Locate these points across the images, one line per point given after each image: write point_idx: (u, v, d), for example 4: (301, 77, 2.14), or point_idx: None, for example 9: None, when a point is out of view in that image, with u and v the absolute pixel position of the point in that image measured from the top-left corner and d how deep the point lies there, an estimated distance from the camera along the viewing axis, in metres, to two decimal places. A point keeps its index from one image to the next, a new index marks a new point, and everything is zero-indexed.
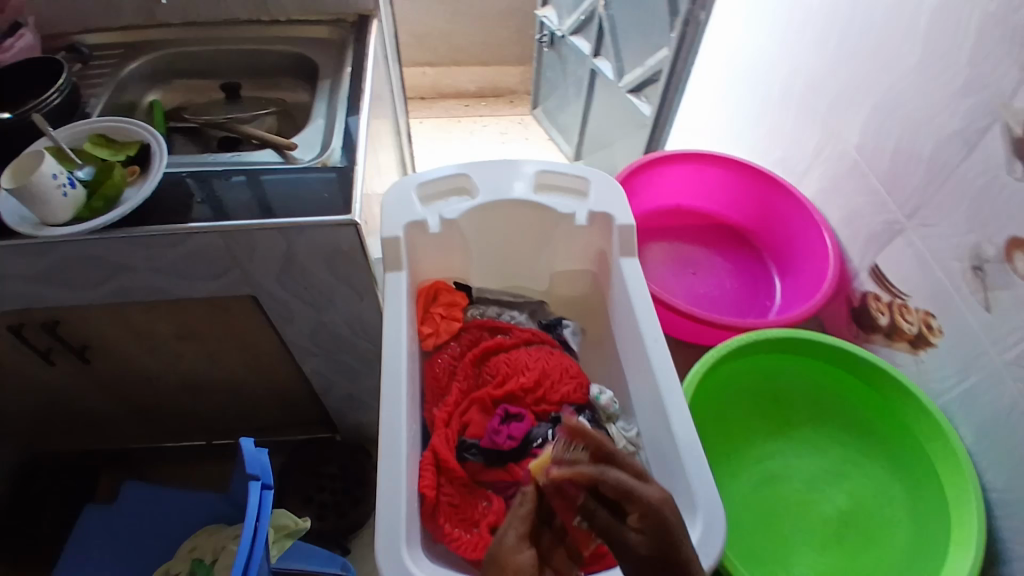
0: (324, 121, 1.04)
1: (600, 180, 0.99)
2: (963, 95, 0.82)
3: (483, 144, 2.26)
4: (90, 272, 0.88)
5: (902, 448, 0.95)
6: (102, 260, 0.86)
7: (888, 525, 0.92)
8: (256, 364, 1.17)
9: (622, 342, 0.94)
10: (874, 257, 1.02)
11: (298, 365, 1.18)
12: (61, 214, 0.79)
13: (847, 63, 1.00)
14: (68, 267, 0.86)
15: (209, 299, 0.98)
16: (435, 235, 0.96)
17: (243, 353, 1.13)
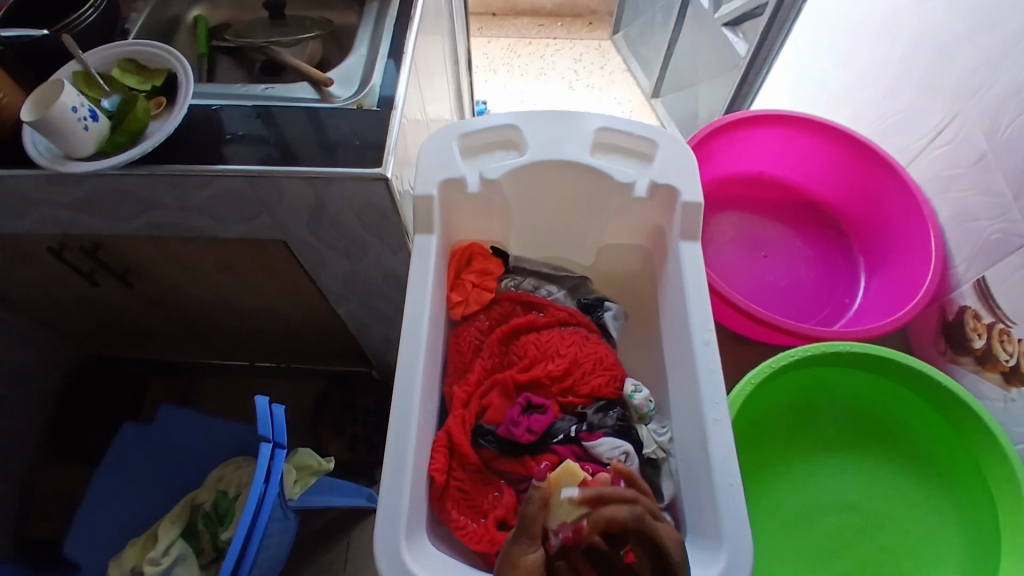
0: (366, 53, 0.94)
1: (668, 144, 0.85)
2: None
3: (553, 72, 2.08)
4: (121, 206, 0.86)
5: (968, 492, 0.86)
6: (130, 195, 0.83)
7: (929, 564, 0.85)
8: (290, 303, 1.16)
9: (667, 336, 0.85)
10: (982, 269, 0.85)
11: (332, 308, 1.15)
12: (85, 148, 0.76)
13: (997, 25, 0.79)
14: (98, 198, 0.84)
15: (242, 240, 0.95)
16: (473, 194, 0.87)
17: (276, 292, 1.11)
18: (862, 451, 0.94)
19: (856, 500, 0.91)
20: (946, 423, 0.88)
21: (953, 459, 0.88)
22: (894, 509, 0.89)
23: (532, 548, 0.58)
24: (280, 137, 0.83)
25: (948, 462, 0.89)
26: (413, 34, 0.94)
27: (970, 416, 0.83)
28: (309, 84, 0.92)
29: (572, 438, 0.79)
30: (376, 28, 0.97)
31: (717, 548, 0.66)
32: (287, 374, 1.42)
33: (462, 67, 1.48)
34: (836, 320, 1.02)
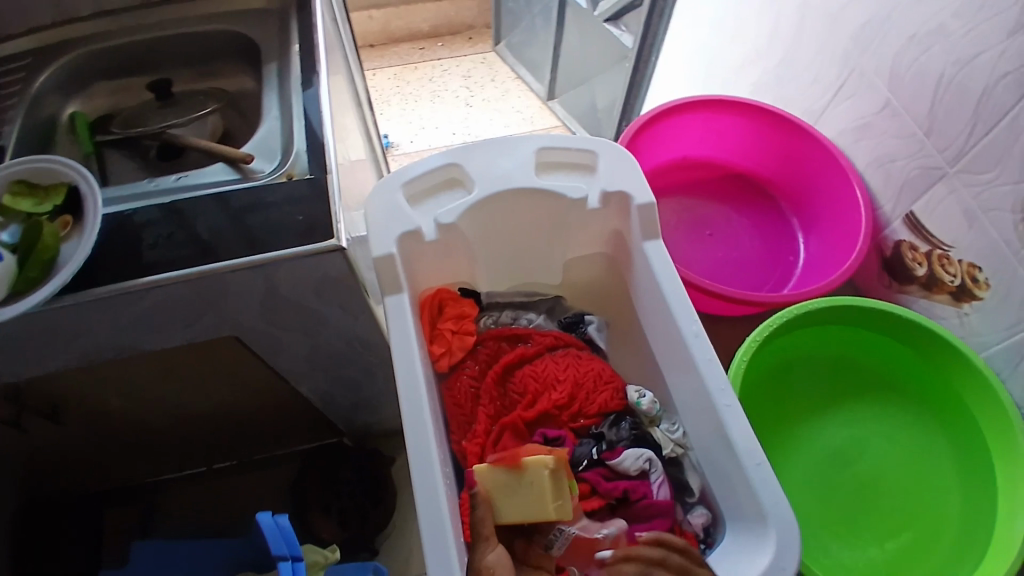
0: (281, 118, 0.89)
1: (608, 151, 0.87)
2: (1015, 32, 0.74)
3: (446, 92, 2.06)
4: (45, 343, 0.76)
5: (954, 420, 0.93)
6: (54, 328, 0.74)
7: (938, 481, 0.92)
8: (249, 395, 1.07)
9: (653, 335, 0.86)
10: (908, 205, 0.94)
11: (296, 388, 1.07)
12: None
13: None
14: (16, 342, 0.74)
15: (186, 345, 0.86)
16: (432, 242, 0.84)
17: (233, 388, 1.02)
18: (852, 401, 0.99)
19: (856, 448, 0.96)
20: (922, 358, 0.95)
21: (935, 391, 0.95)
22: (893, 451, 0.95)
23: (489, 549, 0.67)
24: (213, 229, 0.76)
25: (931, 395, 0.96)
26: (325, 88, 0.89)
27: (944, 348, 0.90)
28: (225, 163, 0.85)
29: (595, 460, 0.79)
30: (283, 89, 0.91)
31: (766, 529, 0.66)
32: (254, 466, 1.32)
33: (364, 106, 1.43)
34: (790, 278, 1.09)
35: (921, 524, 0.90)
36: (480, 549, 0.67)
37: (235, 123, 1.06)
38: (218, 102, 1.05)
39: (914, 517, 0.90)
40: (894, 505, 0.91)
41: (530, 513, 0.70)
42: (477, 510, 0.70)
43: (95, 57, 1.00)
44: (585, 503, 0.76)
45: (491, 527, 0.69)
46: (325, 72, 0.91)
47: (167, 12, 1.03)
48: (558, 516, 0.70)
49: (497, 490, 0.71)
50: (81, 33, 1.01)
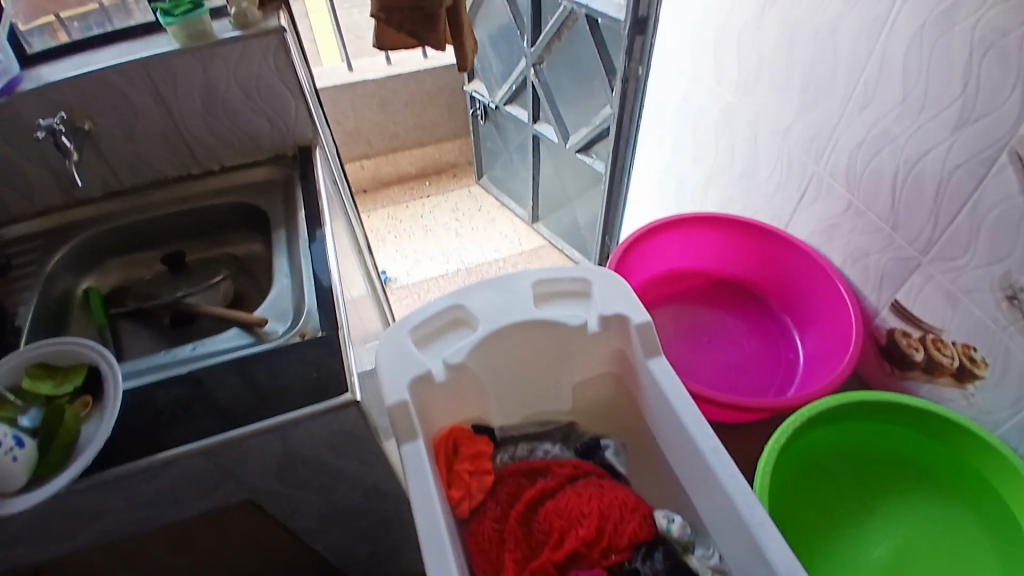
0: (291, 279, 0.94)
1: (599, 277, 0.92)
2: (957, 128, 0.79)
3: (438, 226, 2.18)
4: (64, 527, 0.76)
5: (1006, 545, 0.86)
6: (73, 511, 0.74)
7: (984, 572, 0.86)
8: (263, 561, 1.02)
9: (671, 454, 0.86)
10: (891, 293, 0.97)
11: (311, 547, 1.03)
12: (14, 479, 0.69)
13: (816, 105, 0.98)
14: (37, 528, 0.74)
15: (201, 515, 0.85)
16: (442, 383, 0.85)
17: (247, 553, 0.99)
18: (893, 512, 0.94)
19: (894, 563, 0.90)
20: (965, 468, 0.90)
21: (985, 509, 0.89)
22: (935, 565, 0.89)
23: None
24: (228, 394, 0.79)
25: (981, 514, 0.89)
26: (331, 247, 0.95)
27: (988, 454, 0.86)
28: (239, 328, 0.89)
29: None
30: (292, 250, 0.97)
31: None
32: None
33: (365, 253, 1.50)
34: (794, 378, 1.09)
35: None
36: None
37: (245, 284, 1.11)
38: (229, 269, 1.11)
39: None
40: None
41: None
42: None
43: (114, 234, 1.09)
44: None
45: None
46: (329, 232, 0.98)
47: (181, 190, 1.12)
48: None
49: None
50: (99, 212, 1.10)
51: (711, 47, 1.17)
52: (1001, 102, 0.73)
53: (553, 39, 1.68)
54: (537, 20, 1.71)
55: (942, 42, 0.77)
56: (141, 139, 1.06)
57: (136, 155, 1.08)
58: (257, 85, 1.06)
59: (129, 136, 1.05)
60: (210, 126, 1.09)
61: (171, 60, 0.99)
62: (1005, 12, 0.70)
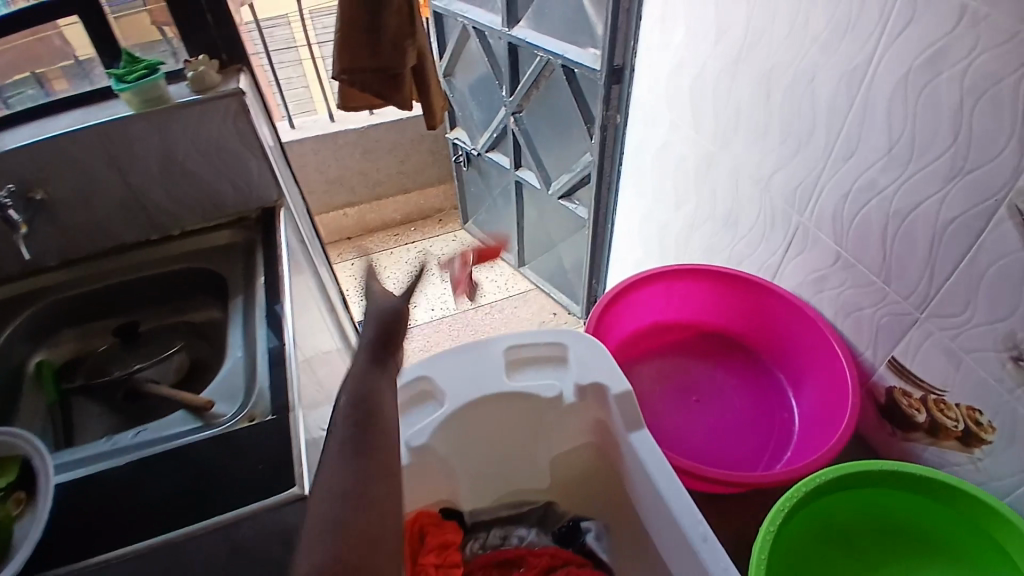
0: (244, 352, 0.87)
1: (577, 342, 0.85)
2: (948, 180, 0.74)
3: (424, 272, 2.08)
4: None
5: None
6: None
7: None
8: None
9: (660, 538, 0.77)
10: (888, 349, 0.91)
11: None
12: None
13: (797, 154, 0.94)
14: None
15: None
16: (408, 469, 0.78)
17: None
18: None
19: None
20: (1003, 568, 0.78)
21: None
22: None
23: None
24: (167, 488, 0.71)
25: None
26: (289, 318, 0.89)
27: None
28: (186, 410, 0.81)
29: None
30: (248, 320, 0.91)
31: None
32: None
33: (342, 313, 1.42)
34: (791, 439, 1.02)
35: None
36: None
37: (203, 353, 1.05)
38: (185, 340, 1.06)
39: None
40: None
41: None
42: None
43: (66, 304, 1.02)
44: None
45: None
46: (288, 301, 0.92)
47: (138, 258, 1.06)
48: None
49: None
50: (51, 282, 1.03)
51: (686, 96, 1.14)
52: (997, 154, 0.69)
53: (531, 89, 1.66)
54: (514, 70, 1.69)
55: (928, 92, 0.73)
56: (96, 204, 1.02)
57: (91, 221, 1.03)
58: (217, 147, 1.02)
59: (83, 202, 1.01)
60: (170, 191, 1.04)
61: (125, 124, 0.95)
62: (993, 62, 0.66)
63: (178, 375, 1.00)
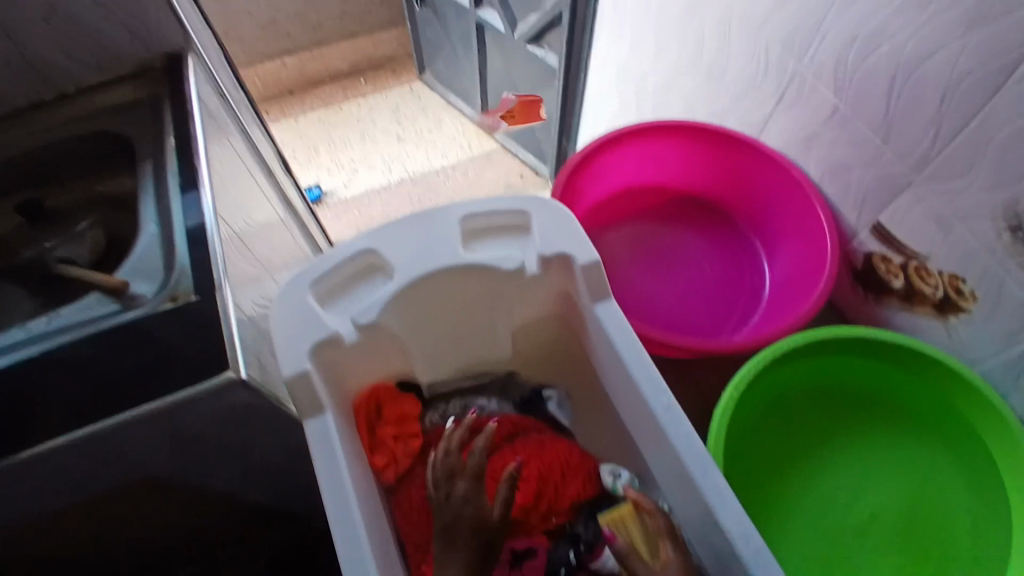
0: (159, 227, 0.73)
1: (542, 208, 0.76)
2: (972, 26, 0.66)
3: (376, 131, 1.86)
4: None
5: (986, 504, 0.77)
6: None
7: (946, 502, 0.80)
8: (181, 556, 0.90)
9: (621, 405, 0.76)
10: (876, 211, 0.87)
11: (243, 538, 0.91)
12: None
13: None
14: None
15: (85, 512, 0.72)
16: (353, 344, 0.74)
17: (152, 551, 0.85)
18: (865, 459, 0.84)
19: (856, 509, 0.81)
20: (952, 416, 0.81)
21: (969, 463, 0.79)
22: (899, 502, 0.81)
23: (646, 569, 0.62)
24: (87, 381, 0.64)
25: (963, 468, 0.80)
26: (209, 190, 0.76)
27: (984, 406, 0.76)
28: (100, 291, 0.68)
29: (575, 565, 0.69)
30: (159, 189, 0.76)
31: None
32: None
33: (286, 182, 1.28)
34: (758, 304, 1.00)
35: (944, 561, 0.77)
36: None
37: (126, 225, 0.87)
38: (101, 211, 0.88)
39: (934, 554, 0.77)
40: (908, 546, 0.78)
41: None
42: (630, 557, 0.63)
43: None
44: None
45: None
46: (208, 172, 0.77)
47: (34, 122, 0.86)
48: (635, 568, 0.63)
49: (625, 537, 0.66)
50: None
51: None
52: None
53: None
54: None
55: None
56: None
57: None
58: None
59: None
60: None
61: None
62: None
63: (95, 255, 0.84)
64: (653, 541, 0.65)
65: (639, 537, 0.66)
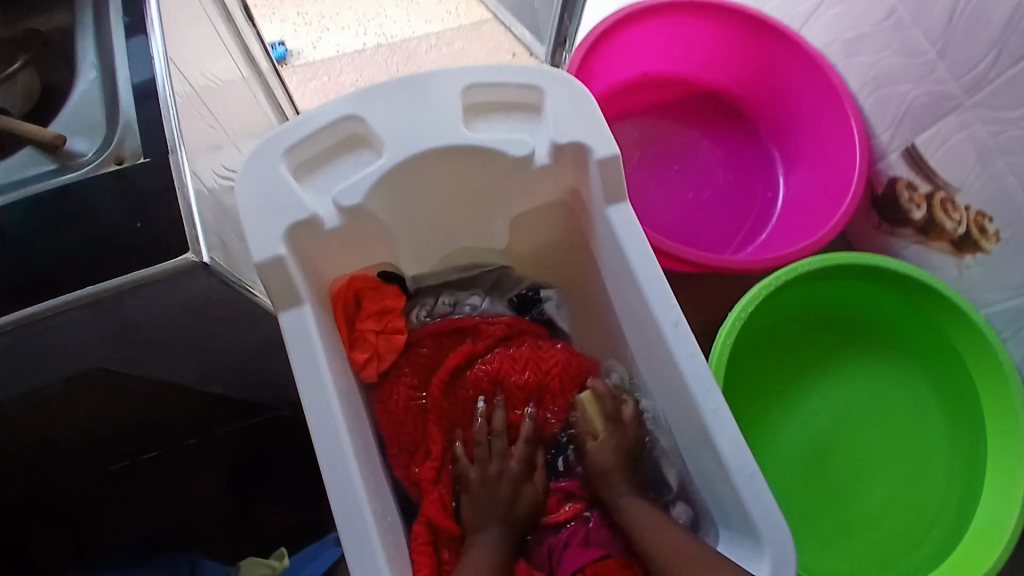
0: (101, 72, 0.60)
1: (554, 86, 0.65)
2: None
3: None
4: None
5: (961, 436, 0.79)
6: None
7: (918, 424, 0.82)
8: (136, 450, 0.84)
9: (624, 318, 0.72)
10: (910, 136, 0.80)
11: (205, 430, 0.85)
12: None
13: None
14: None
15: (24, 402, 0.64)
16: (334, 230, 0.64)
17: (106, 443, 0.79)
18: (849, 390, 0.84)
19: (835, 438, 0.82)
20: (943, 352, 0.80)
21: (950, 397, 0.80)
22: (874, 423, 0.83)
23: (597, 450, 0.69)
24: (25, 254, 0.54)
25: (940, 393, 0.81)
26: (160, 30, 0.62)
27: (977, 346, 0.75)
28: (31, 147, 0.56)
29: (563, 470, 0.73)
30: (100, 24, 0.62)
31: (757, 548, 0.58)
32: None
33: (248, 33, 1.09)
34: (768, 220, 0.94)
35: (909, 477, 0.80)
36: (617, 501, 0.66)
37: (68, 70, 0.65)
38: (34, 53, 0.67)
39: (901, 472, 0.81)
40: (879, 464, 0.81)
41: (600, 459, 0.69)
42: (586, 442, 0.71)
43: None
44: (557, 514, 0.69)
45: (606, 463, 0.69)
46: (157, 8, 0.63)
47: None
48: (594, 449, 0.70)
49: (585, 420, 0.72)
50: None
51: None
52: None
53: None
54: None
55: None
56: None
57: None
58: None
59: None
60: None
61: None
62: None
63: (26, 107, 0.66)
64: (613, 428, 0.71)
65: (597, 419, 0.72)
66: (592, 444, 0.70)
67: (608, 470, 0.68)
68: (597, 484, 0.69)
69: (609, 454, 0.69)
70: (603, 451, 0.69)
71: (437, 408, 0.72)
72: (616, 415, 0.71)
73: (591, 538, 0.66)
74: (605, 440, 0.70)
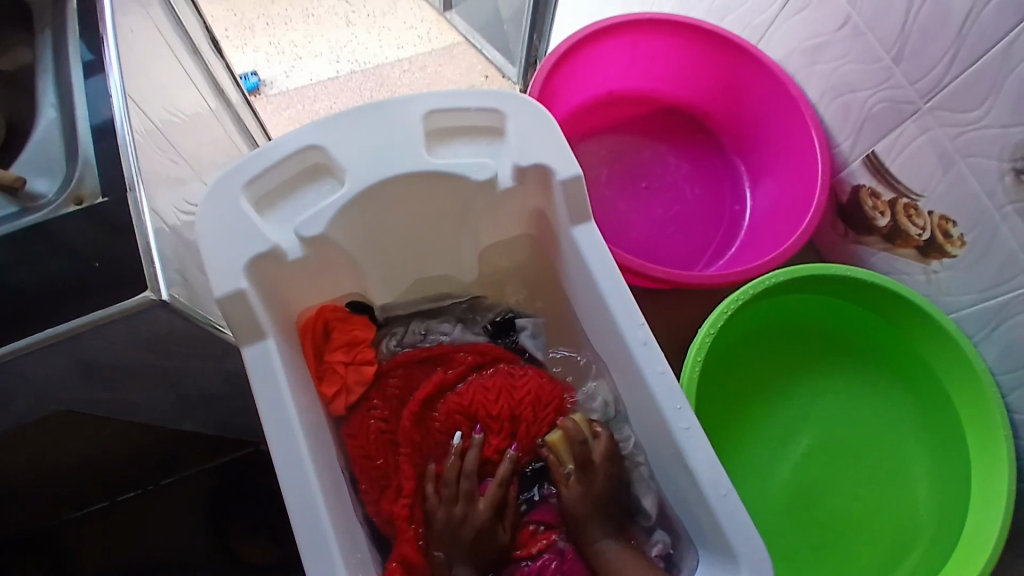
0: (60, 111, 0.59)
1: (519, 109, 0.65)
2: None
3: (322, 10, 1.56)
4: None
5: (939, 447, 0.79)
6: None
7: (897, 434, 0.82)
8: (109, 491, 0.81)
9: (595, 338, 0.72)
10: (870, 143, 0.82)
11: (180, 468, 0.84)
12: None
13: None
14: None
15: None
16: (299, 261, 0.64)
17: (78, 487, 0.77)
18: (827, 402, 0.84)
19: (816, 452, 0.82)
20: (917, 360, 0.81)
21: (927, 409, 0.81)
22: (854, 434, 0.83)
23: (568, 494, 0.67)
24: None
25: (916, 401, 0.82)
26: (119, 71, 0.60)
27: (952, 352, 0.76)
28: None
29: (538, 500, 0.72)
30: (59, 63, 0.62)
31: (734, 567, 0.57)
32: None
33: (217, 64, 1.09)
34: (737, 234, 0.95)
35: (891, 488, 0.80)
36: (594, 545, 0.65)
37: (27, 104, 0.62)
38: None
39: (883, 483, 0.80)
40: (861, 476, 0.81)
41: (572, 504, 0.67)
42: (558, 484, 0.68)
43: None
44: (526, 547, 0.68)
45: (577, 507, 0.67)
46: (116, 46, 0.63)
47: None
48: (566, 493, 0.68)
49: (556, 460, 0.70)
50: None
51: None
52: None
53: None
54: None
55: None
56: None
57: None
58: None
59: None
60: None
61: None
62: None
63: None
64: (583, 468, 0.68)
65: (568, 459, 0.69)
66: (563, 486, 0.68)
67: (580, 513, 0.66)
68: (571, 526, 0.67)
69: (580, 496, 0.67)
70: (574, 493, 0.67)
71: (410, 444, 0.70)
72: (586, 457, 0.68)
73: (565, 570, 0.67)
74: (576, 481, 0.68)
